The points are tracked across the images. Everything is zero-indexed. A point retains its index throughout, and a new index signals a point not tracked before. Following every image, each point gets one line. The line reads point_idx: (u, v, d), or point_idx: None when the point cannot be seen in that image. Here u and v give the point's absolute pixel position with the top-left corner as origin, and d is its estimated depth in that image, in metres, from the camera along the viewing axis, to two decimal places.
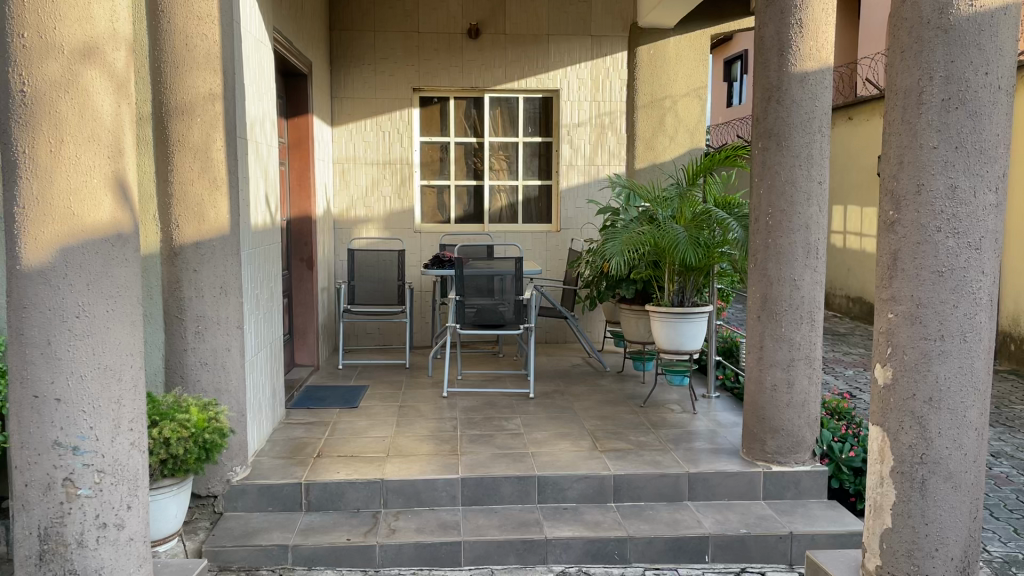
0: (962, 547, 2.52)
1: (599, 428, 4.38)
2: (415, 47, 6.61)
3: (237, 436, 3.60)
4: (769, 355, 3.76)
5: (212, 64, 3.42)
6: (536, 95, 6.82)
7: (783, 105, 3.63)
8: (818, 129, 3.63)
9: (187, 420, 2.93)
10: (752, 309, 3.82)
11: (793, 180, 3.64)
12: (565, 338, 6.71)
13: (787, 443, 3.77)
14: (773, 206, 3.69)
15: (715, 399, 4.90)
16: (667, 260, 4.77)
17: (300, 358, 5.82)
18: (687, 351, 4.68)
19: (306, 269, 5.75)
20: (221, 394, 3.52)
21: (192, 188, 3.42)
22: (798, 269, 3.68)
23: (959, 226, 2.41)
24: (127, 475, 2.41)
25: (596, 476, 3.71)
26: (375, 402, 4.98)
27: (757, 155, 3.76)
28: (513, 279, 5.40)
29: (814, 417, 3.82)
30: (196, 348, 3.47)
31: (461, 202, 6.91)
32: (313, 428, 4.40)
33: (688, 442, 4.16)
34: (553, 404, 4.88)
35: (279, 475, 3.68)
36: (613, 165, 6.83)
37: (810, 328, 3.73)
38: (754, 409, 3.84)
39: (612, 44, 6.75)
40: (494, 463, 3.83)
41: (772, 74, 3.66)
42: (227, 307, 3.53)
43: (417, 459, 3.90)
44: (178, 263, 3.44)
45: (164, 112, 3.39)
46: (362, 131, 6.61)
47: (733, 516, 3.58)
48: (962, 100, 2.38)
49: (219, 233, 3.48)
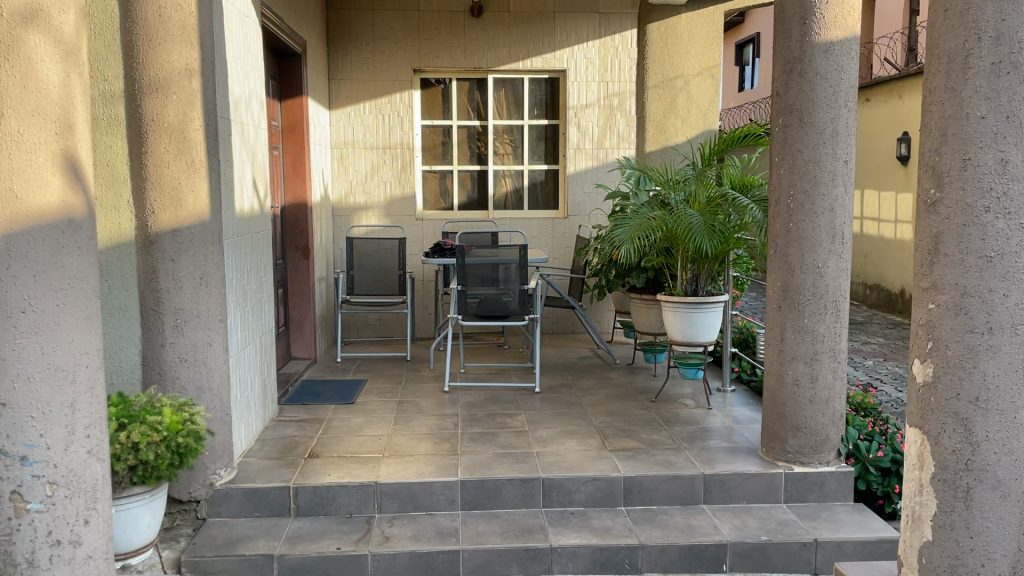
0: (1011, 562, 2.23)
1: (608, 425, 4.13)
2: (416, 26, 6.34)
3: (220, 437, 3.36)
4: (790, 348, 3.49)
5: (189, 36, 3.17)
6: (541, 75, 6.54)
7: (806, 78, 3.36)
8: (844, 103, 3.36)
9: (159, 422, 2.68)
10: (772, 299, 3.56)
11: (817, 159, 3.37)
12: (573, 329, 6.46)
13: (811, 442, 3.51)
14: (795, 186, 3.42)
15: (731, 394, 4.64)
16: (680, 247, 4.50)
17: (297, 351, 5.60)
18: (701, 344, 4.42)
19: (302, 258, 5.50)
20: (202, 392, 3.28)
21: (168, 170, 3.18)
22: (822, 255, 3.40)
23: (1011, 206, 2.12)
24: (83, 486, 2.19)
25: (606, 478, 3.45)
26: (373, 397, 4.74)
27: (777, 132, 3.49)
28: (519, 267, 5.15)
29: (839, 414, 3.54)
30: (175, 343, 3.23)
31: (464, 188, 6.64)
32: (306, 426, 4.17)
33: (703, 440, 3.90)
34: (560, 399, 4.63)
35: (265, 478, 3.44)
36: (623, 148, 6.54)
37: (835, 318, 3.46)
38: (774, 405, 3.57)
39: (622, 21, 6.45)
40: (496, 464, 3.59)
41: (793, 44, 3.38)
42: (208, 299, 3.28)
43: (415, 459, 3.66)
44: (154, 252, 3.19)
45: (137, 89, 3.14)
46: (361, 114, 6.35)
47: (753, 521, 3.32)
48: (1015, 63, 2.09)
49: (198, 219, 3.23)
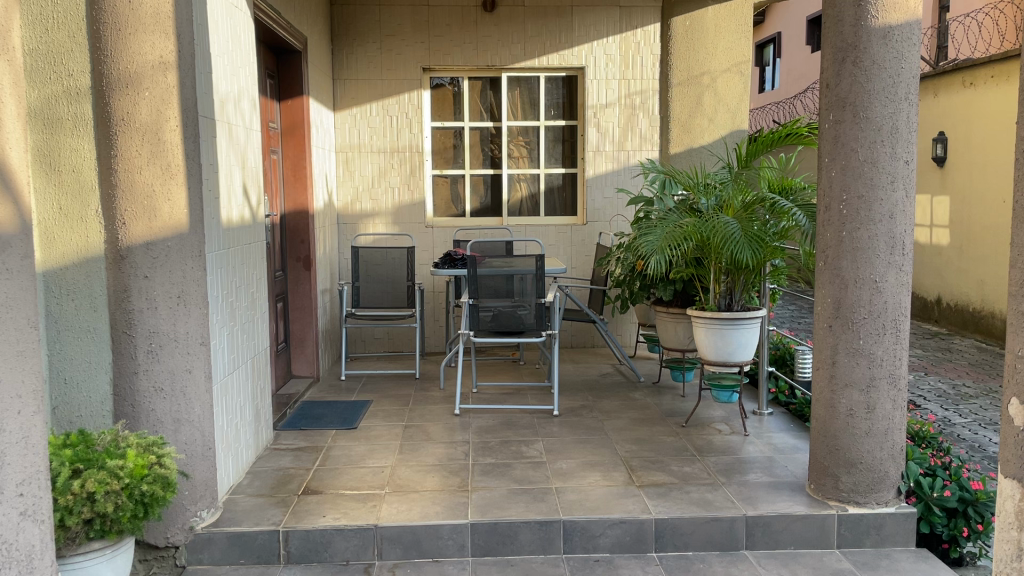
0: None
1: (635, 455, 3.73)
2: (426, 23, 5.98)
3: (200, 475, 2.99)
4: (843, 374, 3.09)
5: (163, 26, 2.82)
6: (558, 74, 6.17)
7: (861, 68, 2.96)
8: (905, 96, 2.96)
9: (121, 467, 2.31)
10: (821, 317, 3.16)
11: (874, 159, 2.98)
12: (593, 342, 6.08)
13: (866, 480, 3.10)
14: (849, 190, 3.02)
15: (768, 417, 4.25)
16: (713, 256, 4.09)
17: (298, 368, 5.24)
18: (736, 364, 4.01)
19: (303, 269, 5.14)
20: (181, 425, 2.92)
21: (140, 175, 2.82)
22: (880, 268, 3.01)
23: None
24: (16, 555, 1.82)
25: (634, 520, 3.06)
26: (378, 421, 4.37)
27: (827, 130, 3.10)
28: (535, 279, 4.76)
29: (899, 448, 3.12)
30: (149, 371, 2.87)
31: (477, 193, 6.27)
32: (302, 456, 3.80)
33: (742, 473, 3.50)
34: (580, 423, 4.24)
35: (253, 519, 3.08)
36: (645, 150, 6.16)
37: (894, 340, 3.05)
38: (824, 437, 3.16)
39: (644, 15, 6.07)
40: (511, 503, 3.21)
41: (845, 29, 2.98)
42: (186, 319, 2.93)
43: (419, 497, 3.27)
44: (126, 268, 2.83)
45: (105, 84, 2.77)
46: (368, 116, 6.00)
47: (804, 572, 2.91)
48: None
49: (175, 230, 2.89)
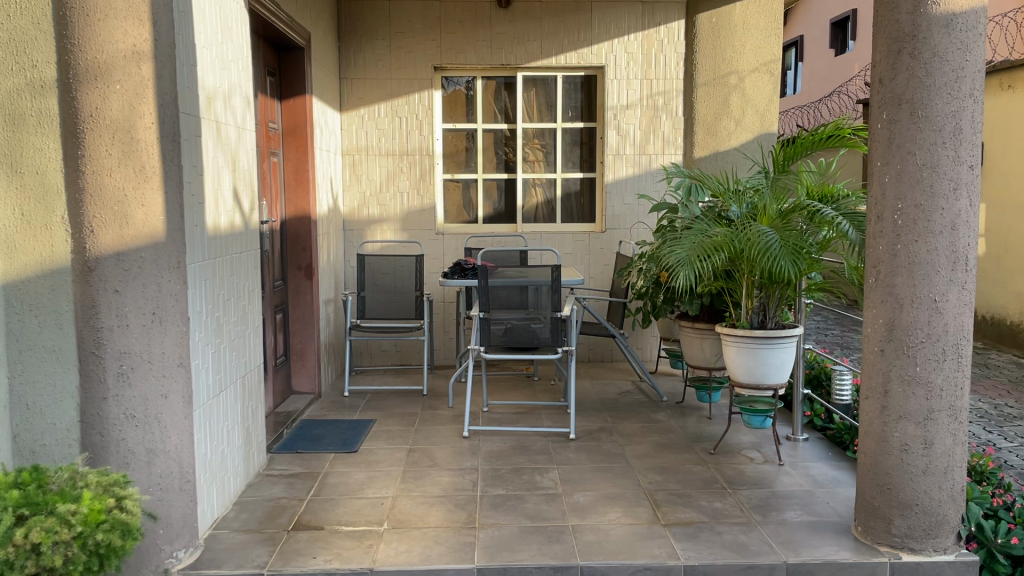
0: None
1: (659, 487, 3.40)
2: (438, 18, 5.69)
3: (176, 511, 2.70)
4: (896, 405, 2.75)
5: (136, 10, 2.52)
6: (577, 74, 5.86)
7: (921, 61, 2.62)
8: (969, 92, 2.62)
9: (73, 512, 2.01)
10: (871, 340, 2.82)
11: (934, 163, 2.64)
12: (612, 357, 5.76)
13: (922, 524, 2.75)
14: (905, 198, 2.68)
15: (803, 443, 3.93)
16: (746, 269, 3.76)
17: (298, 384, 4.93)
18: (770, 387, 3.67)
19: (305, 278, 4.84)
20: (156, 456, 2.62)
21: (110, 180, 2.52)
22: (940, 286, 2.67)
23: None
24: None
25: (660, 566, 2.72)
26: (380, 444, 4.06)
27: (879, 130, 2.76)
28: (550, 291, 4.41)
29: (959, 488, 2.77)
30: (120, 397, 2.57)
31: (491, 199, 5.96)
32: (296, 484, 3.49)
33: (779, 511, 3.16)
34: (599, 449, 3.91)
35: (236, 561, 2.77)
36: (669, 153, 5.84)
37: (955, 367, 2.71)
38: (873, 475, 2.82)
39: (667, 10, 5.73)
40: (522, 545, 2.88)
41: (902, 16, 2.64)
42: (162, 338, 2.63)
43: (420, 536, 2.95)
44: (93, 282, 2.52)
45: (72, 76, 2.48)
46: (375, 117, 5.71)
47: None
48: None
49: (150, 239, 2.59)
